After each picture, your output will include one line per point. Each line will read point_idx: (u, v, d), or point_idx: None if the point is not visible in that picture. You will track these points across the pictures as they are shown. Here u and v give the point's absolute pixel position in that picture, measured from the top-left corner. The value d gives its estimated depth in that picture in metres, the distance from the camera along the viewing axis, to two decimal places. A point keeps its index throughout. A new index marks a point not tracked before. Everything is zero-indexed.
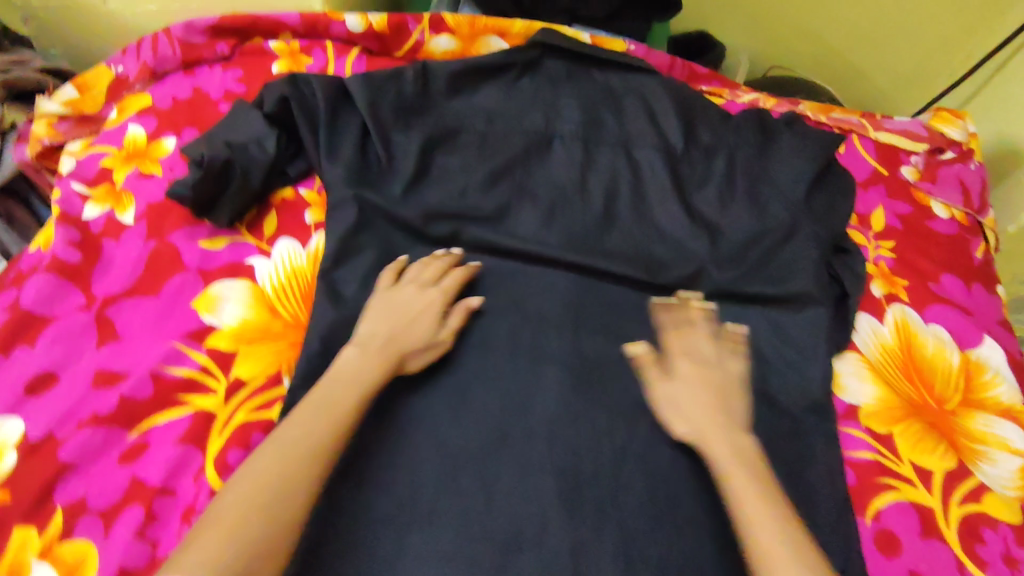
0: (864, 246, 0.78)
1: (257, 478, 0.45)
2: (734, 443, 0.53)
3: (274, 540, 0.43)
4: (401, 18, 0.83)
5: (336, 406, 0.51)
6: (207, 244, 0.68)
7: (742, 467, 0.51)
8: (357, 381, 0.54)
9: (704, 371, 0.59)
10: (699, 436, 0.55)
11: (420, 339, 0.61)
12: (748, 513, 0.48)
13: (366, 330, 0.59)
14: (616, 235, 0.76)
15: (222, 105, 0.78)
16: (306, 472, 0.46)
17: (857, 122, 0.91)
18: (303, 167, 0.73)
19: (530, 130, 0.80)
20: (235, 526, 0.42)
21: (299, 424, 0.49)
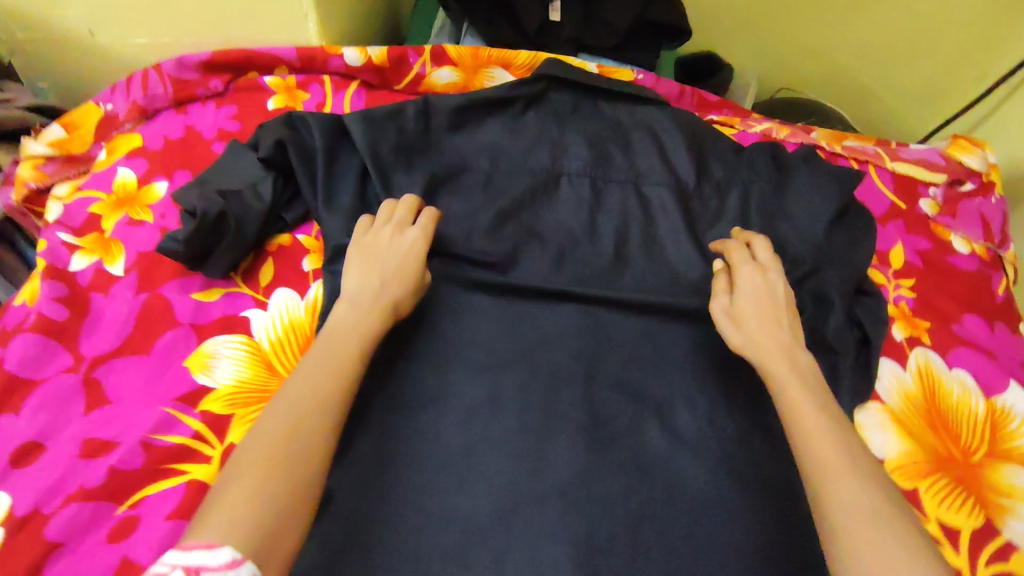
0: (884, 286, 0.76)
1: (268, 432, 0.46)
2: (794, 362, 0.57)
3: (300, 477, 0.45)
4: (403, 51, 0.80)
5: (340, 354, 0.53)
6: (201, 296, 0.65)
7: (804, 386, 0.54)
8: (351, 336, 0.55)
9: (770, 290, 0.62)
10: (760, 348, 0.58)
11: (406, 284, 0.61)
12: (809, 434, 0.51)
13: (354, 284, 0.59)
14: (628, 276, 0.73)
15: (216, 144, 0.75)
16: (319, 417, 0.48)
17: (873, 152, 0.88)
18: (301, 212, 0.70)
19: (536, 168, 0.78)
20: (255, 478, 0.43)
21: (303, 379, 0.50)
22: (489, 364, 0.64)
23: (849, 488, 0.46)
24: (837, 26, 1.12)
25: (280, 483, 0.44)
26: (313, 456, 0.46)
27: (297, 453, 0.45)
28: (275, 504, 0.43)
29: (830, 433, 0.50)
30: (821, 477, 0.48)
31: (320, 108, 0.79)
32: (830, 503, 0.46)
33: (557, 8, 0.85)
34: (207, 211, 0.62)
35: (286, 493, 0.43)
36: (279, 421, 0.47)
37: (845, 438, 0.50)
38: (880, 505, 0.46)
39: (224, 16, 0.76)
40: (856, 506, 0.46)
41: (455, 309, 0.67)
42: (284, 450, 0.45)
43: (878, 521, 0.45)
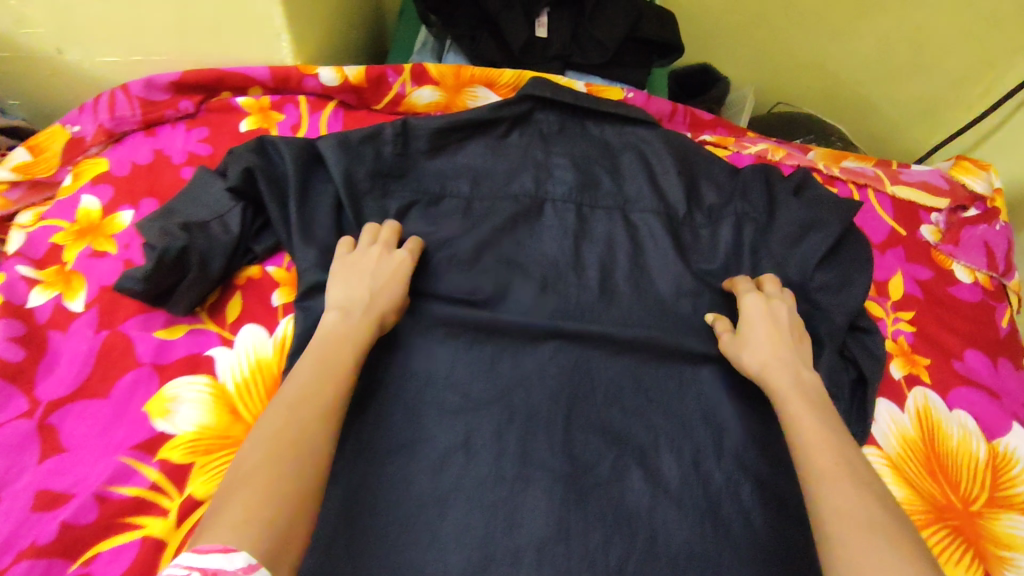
0: (883, 319, 0.72)
1: (273, 435, 0.45)
2: (798, 382, 0.58)
3: (300, 478, 0.43)
4: (381, 70, 0.77)
5: (333, 361, 0.52)
6: (164, 334, 0.62)
7: (808, 403, 0.55)
8: (344, 346, 0.54)
9: (776, 315, 0.64)
10: (764, 369, 0.60)
11: (393, 299, 0.61)
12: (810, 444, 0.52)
13: (344, 293, 0.59)
14: (613, 308, 0.70)
15: (185, 170, 0.72)
16: (316, 422, 0.47)
17: (872, 173, 0.85)
18: (271, 244, 0.67)
19: (518, 195, 0.75)
20: (262, 480, 0.42)
21: (302, 386, 0.49)
22: (465, 407, 0.62)
23: (844, 497, 0.46)
24: (838, 38, 1.08)
25: (288, 486, 0.42)
26: (317, 460, 0.45)
27: (303, 457, 0.44)
28: (284, 507, 0.41)
29: (830, 446, 0.51)
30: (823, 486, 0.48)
31: (294, 131, 0.76)
32: (827, 513, 0.46)
33: (544, 24, 0.82)
34: (168, 250, 0.58)
35: (290, 498, 0.42)
36: (282, 425, 0.46)
37: (847, 451, 0.51)
38: (877, 513, 0.45)
39: (195, 35, 0.73)
40: (851, 514, 0.45)
41: (431, 347, 0.65)
42: (291, 454, 0.44)
43: (872, 528, 0.44)
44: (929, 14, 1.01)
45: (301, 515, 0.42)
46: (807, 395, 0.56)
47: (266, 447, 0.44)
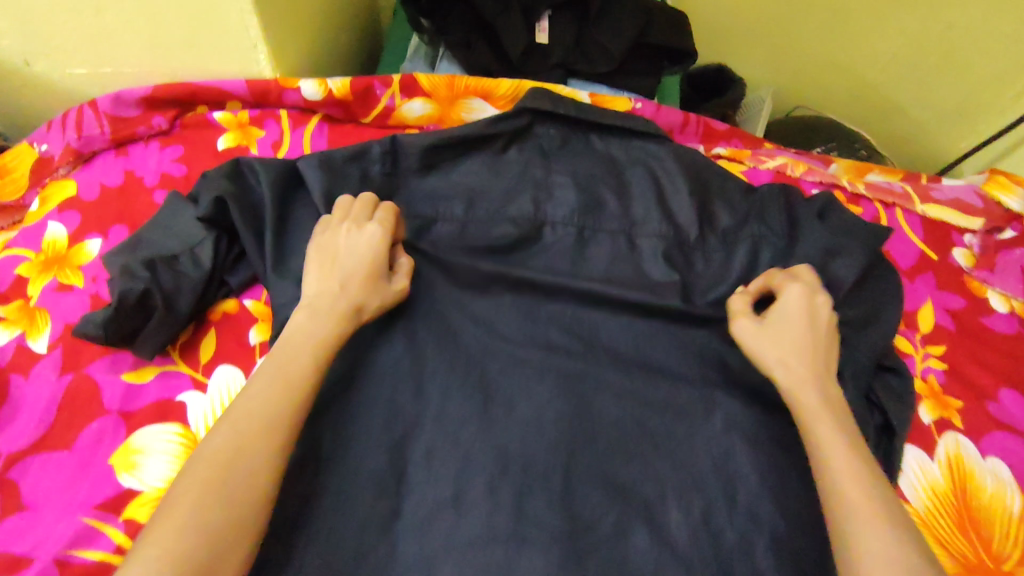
0: (911, 355, 0.67)
1: (214, 457, 0.44)
2: (828, 396, 0.55)
3: (233, 510, 0.42)
4: (368, 82, 0.71)
5: (291, 369, 0.50)
6: (132, 376, 0.58)
7: (834, 417, 0.53)
8: (305, 348, 0.51)
9: (815, 315, 0.59)
10: (792, 371, 0.56)
11: (369, 284, 0.57)
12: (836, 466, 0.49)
13: (312, 288, 0.56)
14: (618, 339, 0.65)
15: (158, 193, 0.67)
16: (264, 442, 0.45)
17: (901, 190, 0.78)
18: (247, 277, 0.62)
19: (517, 219, 0.69)
20: (193, 510, 0.41)
21: (252, 395, 0.47)
22: (455, 456, 0.56)
23: (877, 533, 0.45)
24: (863, 38, 1.02)
25: (221, 514, 0.42)
26: (259, 477, 0.44)
27: (242, 475, 0.44)
28: (214, 530, 0.41)
29: (858, 469, 0.49)
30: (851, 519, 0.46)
31: (275, 149, 0.70)
32: (858, 548, 0.44)
33: (545, 28, 0.75)
34: (127, 292, 0.54)
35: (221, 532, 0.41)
36: (223, 442, 0.45)
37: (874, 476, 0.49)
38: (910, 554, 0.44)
39: (169, 46, 0.67)
40: (889, 558, 0.43)
41: (420, 387, 0.60)
42: (226, 475, 0.43)
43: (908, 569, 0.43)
44: (965, 12, 0.94)
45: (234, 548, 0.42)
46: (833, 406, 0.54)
47: (202, 468, 0.43)
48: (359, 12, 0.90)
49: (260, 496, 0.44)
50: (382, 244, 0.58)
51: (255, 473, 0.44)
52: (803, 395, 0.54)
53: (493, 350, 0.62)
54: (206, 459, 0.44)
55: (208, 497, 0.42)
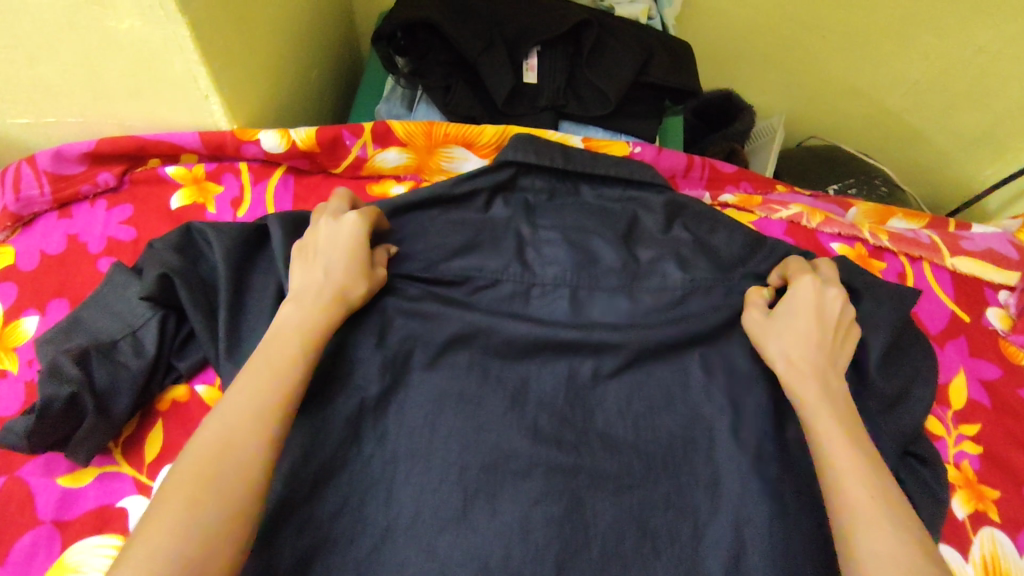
0: (943, 438, 0.60)
1: (202, 451, 0.42)
2: (833, 394, 0.51)
3: (226, 504, 0.40)
4: (336, 131, 0.65)
5: (276, 365, 0.47)
6: (70, 481, 0.52)
7: (837, 416, 0.49)
8: (291, 345, 0.49)
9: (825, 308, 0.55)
10: (794, 371, 0.52)
11: (353, 270, 0.55)
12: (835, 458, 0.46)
13: (296, 282, 0.53)
14: (615, 422, 0.57)
15: (104, 261, 0.61)
16: (253, 431, 0.43)
17: (928, 240, 0.71)
18: (197, 361, 0.55)
19: (500, 297, 0.62)
20: (177, 508, 0.39)
21: (239, 391, 0.45)
22: (429, 570, 0.48)
23: (879, 526, 0.42)
24: (885, 60, 0.97)
25: (207, 512, 0.39)
26: (243, 474, 0.42)
27: (228, 469, 0.41)
28: (196, 529, 0.38)
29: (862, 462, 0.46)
30: (855, 512, 0.43)
31: (234, 206, 0.64)
32: (860, 543, 0.42)
33: (533, 67, 0.69)
34: (51, 401, 0.48)
35: (210, 527, 0.39)
36: (210, 440, 0.42)
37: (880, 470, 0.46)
38: (912, 549, 0.41)
39: (111, 95, 0.60)
40: (893, 559, 0.40)
41: (392, 484, 0.52)
42: (211, 470, 0.41)
43: (914, 571, 0.40)
44: (996, 37, 0.88)
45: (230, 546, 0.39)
46: (833, 399, 0.50)
47: (187, 464, 0.41)
48: (332, 49, 0.84)
49: (251, 489, 0.42)
50: (359, 230, 0.56)
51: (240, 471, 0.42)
52: (806, 391, 0.51)
53: (474, 435, 0.54)
54: (195, 456, 0.42)
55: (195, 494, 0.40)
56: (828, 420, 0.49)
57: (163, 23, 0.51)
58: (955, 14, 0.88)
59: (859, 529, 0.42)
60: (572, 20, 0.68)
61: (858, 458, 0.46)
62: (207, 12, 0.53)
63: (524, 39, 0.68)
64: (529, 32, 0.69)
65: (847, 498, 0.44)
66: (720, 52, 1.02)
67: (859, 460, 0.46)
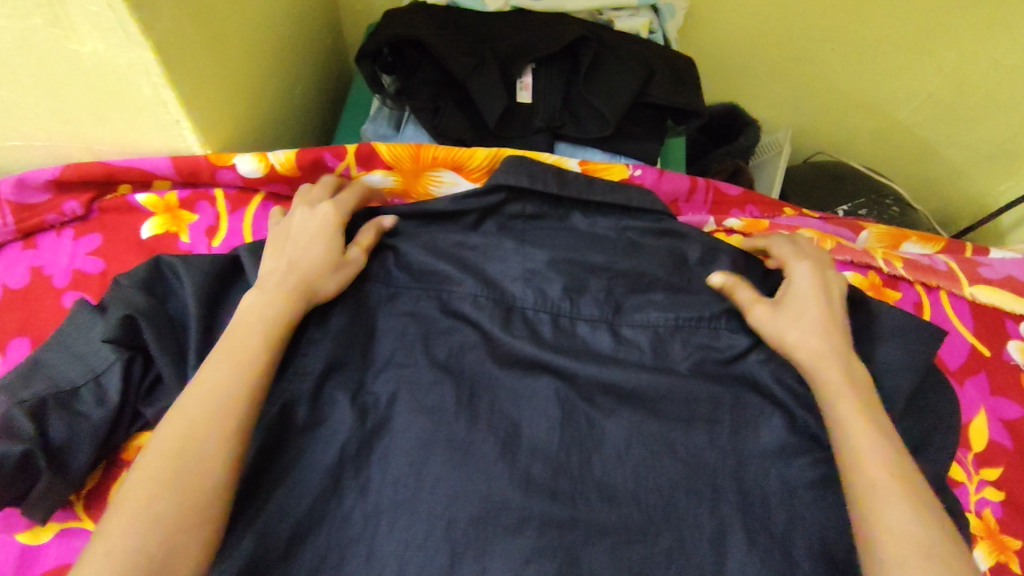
0: (964, 484, 0.57)
1: (163, 443, 0.41)
2: (852, 374, 0.51)
3: (188, 498, 0.39)
4: (315, 154, 0.61)
5: (242, 352, 0.45)
6: (27, 537, 0.49)
7: (858, 397, 0.49)
8: (256, 336, 0.47)
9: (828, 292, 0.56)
10: (817, 355, 0.51)
11: (320, 256, 0.52)
12: (857, 445, 0.46)
13: (263, 270, 0.52)
14: (614, 468, 0.51)
15: (69, 296, 0.57)
16: (216, 421, 0.42)
17: (945, 267, 0.67)
18: (163, 407, 0.50)
19: (482, 322, 0.57)
20: (136, 504, 0.38)
21: (201, 385, 0.43)
22: None
23: (899, 513, 0.42)
24: (896, 74, 0.94)
25: (162, 508, 0.38)
26: (213, 457, 0.41)
27: (193, 466, 0.40)
28: (158, 516, 0.38)
29: (883, 446, 0.46)
30: (872, 499, 0.43)
31: (210, 236, 0.60)
32: (883, 532, 0.42)
33: (527, 85, 0.67)
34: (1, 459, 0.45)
35: (171, 518, 0.38)
36: (168, 440, 0.41)
37: (900, 456, 0.46)
38: (929, 532, 0.42)
39: (76, 119, 0.56)
40: (912, 538, 0.41)
41: (372, 541, 0.46)
42: (176, 470, 0.40)
43: (930, 550, 0.41)
44: (1010, 49, 0.86)
45: (194, 540, 0.38)
46: (853, 380, 0.50)
47: (152, 463, 0.40)
48: (315, 67, 0.80)
49: (215, 482, 0.40)
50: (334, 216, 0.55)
51: (199, 465, 0.40)
52: (828, 374, 0.50)
53: (464, 486, 0.48)
54: (157, 448, 0.41)
55: (161, 495, 0.39)
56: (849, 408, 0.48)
57: (125, 46, 0.47)
58: (969, 25, 0.85)
59: (882, 517, 0.43)
60: (572, 35, 0.65)
61: (875, 444, 0.46)
62: (176, 33, 0.49)
63: (517, 57, 0.65)
64: (523, 49, 0.65)
65: (867, 489, 0.44)
66: (723, 66, 0.98)
67: (875, 445, 0.46)
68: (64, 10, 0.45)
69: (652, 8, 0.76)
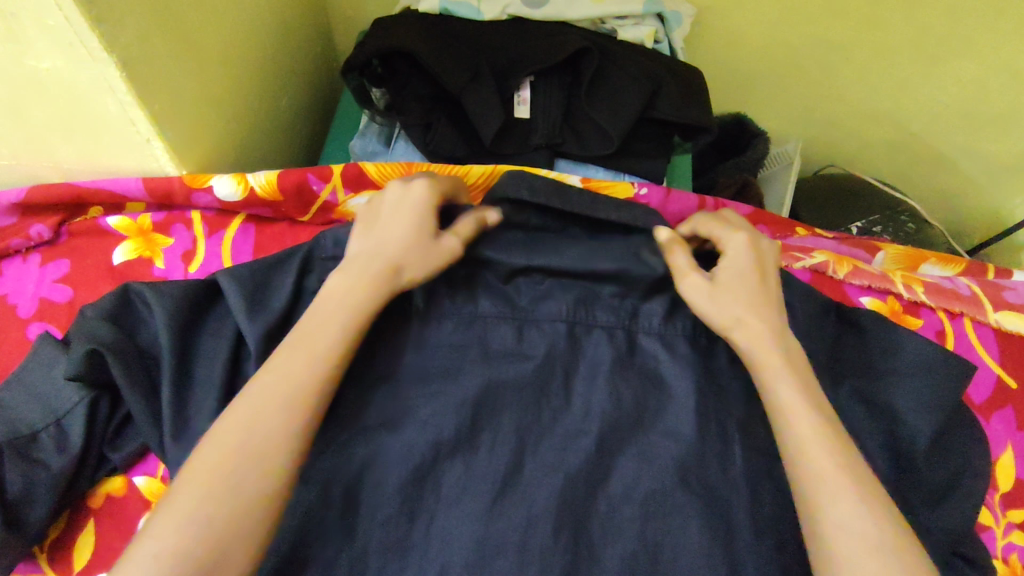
0: (991, 528, 0.54)
1: (226, 436, 0.38)
2: (790, 355, 0.46)
3: (243, 502, 0.36)
4: (299, 176, 0.57)
5: (315, 346, 0.42)
6: None
7: (797, 380, 0.44)
8: (333, 325, 0.43)
9: (759, 263, 0.50)
10: (749, 333, 0.46)
11: (411, 244, 0.47)
12: (800, 435, 0.42)
13: (351, 253, 0.47)
14: (620, 510, 0.45)
15: (35, 327, 0.53)
16: (284, 420, 0.39)
17: (969, 291, 0.63)
18: (134, 450, 0.48)
19: (483, 339, 0.50)
20: (190, 500, 0.36)
21: (273, 372, 0.41)
22: None
23: (850, 506, 0.38)
24: (913, 82, 0.90)
25: (216, 510, 0.36)
26: (276, 460, 0.38)
27: (254, 466, 0.37)
28: (211, 517, 0.36)
29: (828, 436, 0.42)
30: (819, 492, 0.39)
31: (186, 261, 0.56)
32: (830, 527, 0.38)
33: (525, 100, 0.63)
34: None
35: (223, 521, 0.36)
36: (237, 421, 0.39)
37: (846, 446, 0.42)
38: (883, 527, 0.38)
39: (40, 139, 0.52)
40: (863, 536, 0.37)
41: None
42: (227, 486, 0.36)
43: (883, 548, 0.37)
44: None
45: (246, 547, 0.36)
46: (791, 361, 0.45)
47: (214, 449, 0.38)
48: (299, 81, 0.76)
49: (277, 487, 0.38)
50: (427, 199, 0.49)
51: (258, 467, 0.37)
52: (762, 354, 0.45)
53: (460, 528, 0.43)
54: (220, 440, 0.38)
55: (215, 489, 0.36)
56: (791, 398, 0.43)
57: (86, 63, 0.43)
58: (993, 33, 0.81)
59: (830, 511, 0.39)
60: (573, 46, 0.61)
61: (818, 432, 0.41)
62: (142, 47, 0.45)
63: (515, 70, 0.62)
64: (520, 62, 0.62)
65: (813, 488, 0.40)
66: (731, 75, 0.94)
67: (819, 434, 0.41)
68: (18, 25, 0.41)
69: (658, 15, 0.72)
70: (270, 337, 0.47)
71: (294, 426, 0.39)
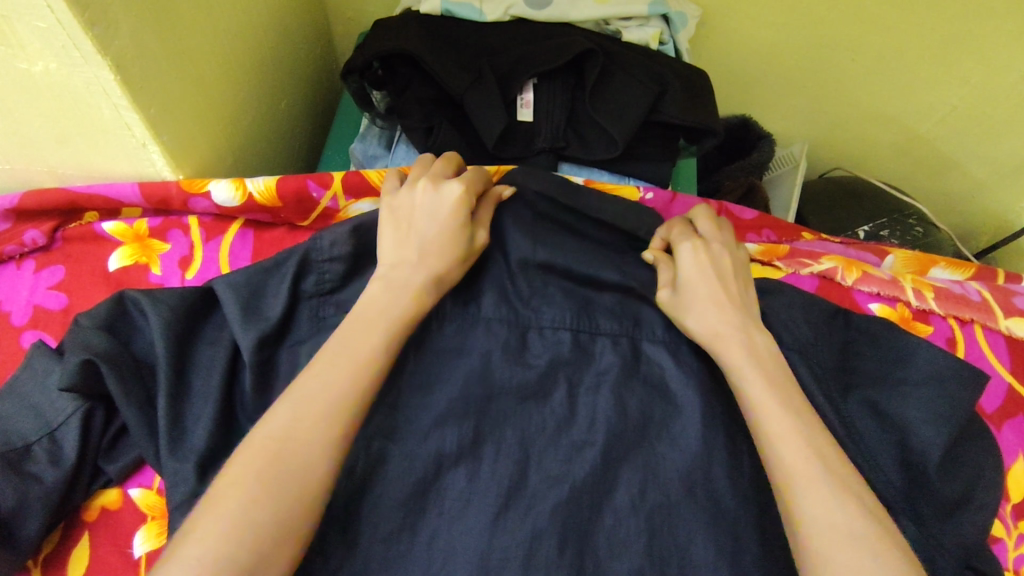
0: (1003, 541, 0.53)
1: (269, 440, 0.37)
2: (759, 350, 0.45)
3: (282, 508, 0.36)
4: (299, 182, 0.56)
5: (357, 350, 0.41)
6: None
7: (765, 374, 0.44)
8: (375, 332, 0.42)
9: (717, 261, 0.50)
10: (714, 334, 0.46)
11: (448, 253, 0.48)
12: (767, 428, 0.41)
13: (388, 260, 0.47)
14: (625, 523, 0.44)
15: (29, 334, 0.52)
16: (328, 425, 0.38)
17: (978, 297, 0.62)
18: (129, 462, 0.47)
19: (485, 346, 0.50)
20: (229, 505, 0.35)
21: (316, 377, 0.40)
22: None
23: (823, 499, 0.38)
24: (921, 84, 0.89)
25: (256, 515, 0.35)
26: (317, 467, 0.37)
27: (295, 471, 0.37)
28: (251, 522, 0.35)
29: (801, 430, 0.41)
30: (791, 487, 0.39)
31: (183, 268, 0.55)
32: (806, 522, 0.37)
33: (528, 102, 0.62)
34: None
35: (263, 526, 0.35)
36: (280, 424, 0.38)
37: (821, 442, 0.40)
38: (860, 520, 0.37)
39: (36, 143, 0.51)
40: (838, 529, 0.37)
41: None
42: (252, 501, 0.35)
43: (859, 541, 0.36)
44: None
45: (284, 554, 0.35)
46: (759, 358, 0.45)
47: (255, 453, 0.37)
48: (299, 83, 0.75)
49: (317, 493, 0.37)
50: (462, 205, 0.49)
51: (296, 474, 0.37)
52: (726, 352, 0.45)
53: (459, 543, 0.42)
54: (262, 444, 0.37)
55: (254, 494, 0.35)
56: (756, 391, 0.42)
57: (80, 66, 0.42)
58: (1003, 35, 0.80)
59: (803, 506, 0.38)
60: (577, 47, 0.60)
61: (787, 426, 0.41)
62: (137, 50, 0.44)
63: (518, 72, 0.61)
64: (523, 63, 0.61)
65: (782, 475, 0.39)
66: (737, 76, 0.93)
67: (790, 428, 0.41)
68: (11, 28, 0.40)
69: (663, 16, 0.71)
70: (266, 346, 0.46)
71: (333, 432, 0.38)
